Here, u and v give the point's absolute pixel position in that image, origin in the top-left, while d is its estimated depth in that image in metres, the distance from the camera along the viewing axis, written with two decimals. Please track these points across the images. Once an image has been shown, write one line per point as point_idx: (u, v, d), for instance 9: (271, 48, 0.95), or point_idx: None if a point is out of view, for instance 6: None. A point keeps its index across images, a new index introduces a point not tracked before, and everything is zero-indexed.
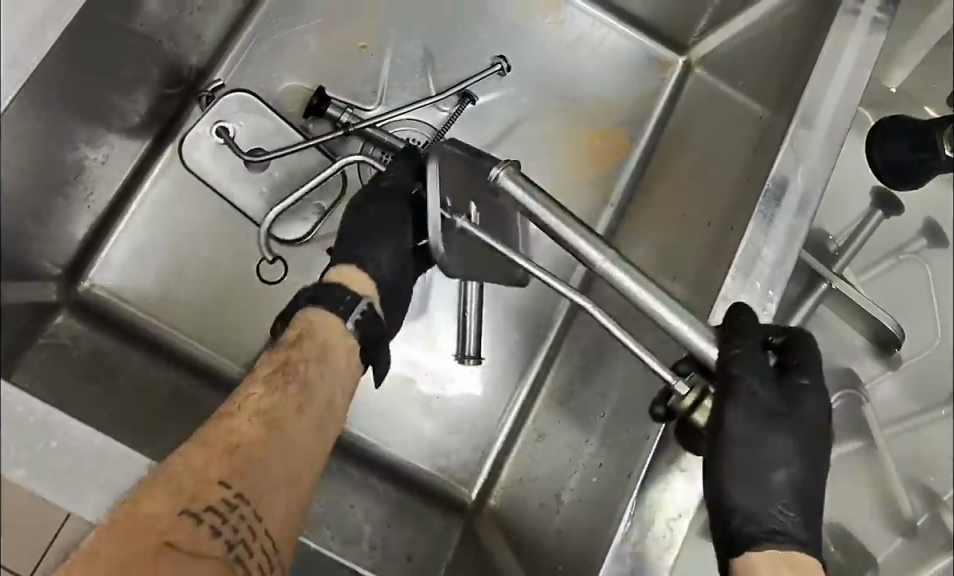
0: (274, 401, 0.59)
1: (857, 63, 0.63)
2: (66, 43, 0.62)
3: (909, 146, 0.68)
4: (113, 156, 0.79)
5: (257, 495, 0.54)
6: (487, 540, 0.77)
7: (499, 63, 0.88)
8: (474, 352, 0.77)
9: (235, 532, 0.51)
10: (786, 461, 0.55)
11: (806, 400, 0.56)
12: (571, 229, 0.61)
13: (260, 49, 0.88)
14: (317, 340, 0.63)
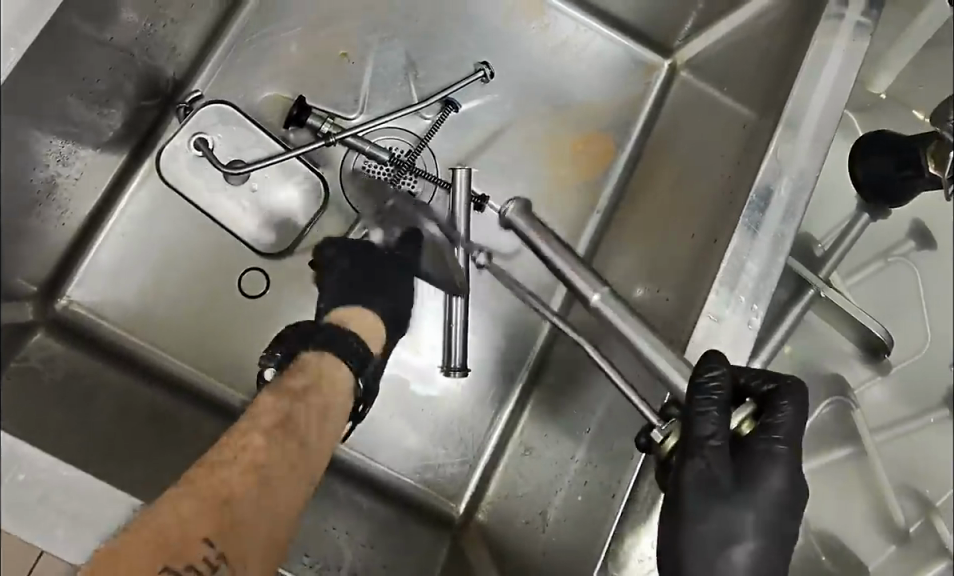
0: (268, 453, 0.57)
1: (841, 69, 0.62)
2: (32, 58, 0.60)
3: (892, 163, 0.70)
4: (89, 171, 0.77)
5: (239, 555, 0.53)
6: (474, 556, 0.75)
7: (483, 70, 0.86)
8: (459, 364, 0.77)
9: None
10: (743, 537, 0.53)
11: (772, 472, 0.54)
12: (568, 266, 0.67)
13: (239, 59, 0.86)
14: (314, 387, 0.62)
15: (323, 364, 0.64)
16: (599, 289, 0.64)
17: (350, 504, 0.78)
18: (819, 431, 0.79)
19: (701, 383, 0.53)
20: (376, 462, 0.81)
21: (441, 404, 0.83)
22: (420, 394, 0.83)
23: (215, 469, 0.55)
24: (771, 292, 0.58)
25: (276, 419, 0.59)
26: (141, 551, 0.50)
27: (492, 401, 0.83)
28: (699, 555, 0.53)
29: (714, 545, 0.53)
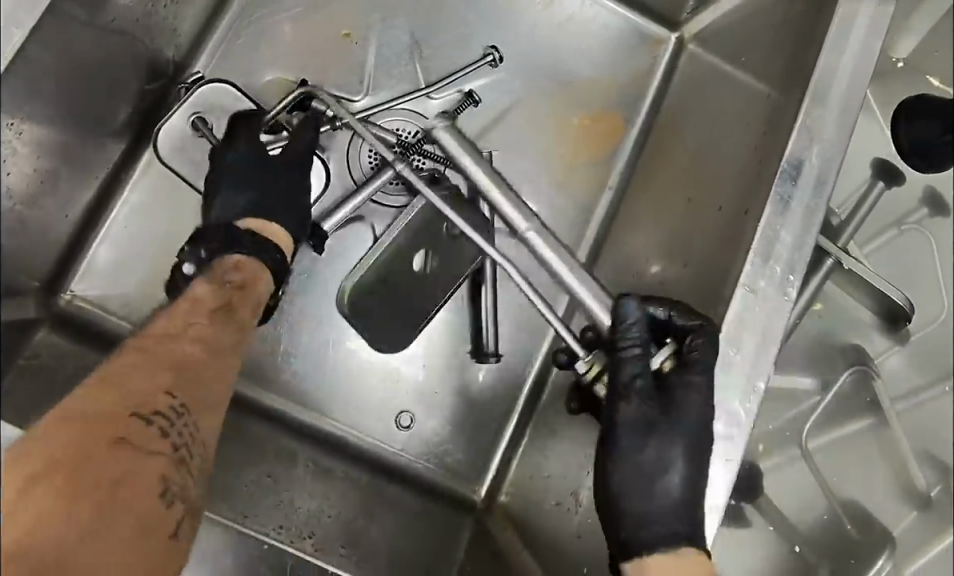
0: (209, 330, 0.57)
1: (867, 37, 0.61)
2: (35, 40, 0.57)
3: (941, 127, 0.69)
4: (90, 161, 0.74)
5: (197, 409, 0.53)
6: (502, 538, 0.75)
7: (491, 53, 0.84)
8: (493, 349, 0.78)
9: (181, 438, 0.51)
10: (672, 466, 0.56)
11: (689, 401, 0.57)
12: (505, 196, 0.68)
13: (238, 42, 0.83)
14: (242, 279, 0.61)
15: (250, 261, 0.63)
16: (532, 222, 0.66)
17: (374, 492, 0.76)
18: (838, 403, 0.78)
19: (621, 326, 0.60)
20: (398, 448, 0.80)
21: (461, 386, 0.82)
22: (438, 377, 0.81)
23: (162, 339, 0.54)
24: (806, 260, 0.58)
25: (219, 303, 0.59)
26: (107, 401, 0.48)
27: (510, 380, 0.82)
28: (629, 482, 0.58)
29: (635, 479, 0.58)
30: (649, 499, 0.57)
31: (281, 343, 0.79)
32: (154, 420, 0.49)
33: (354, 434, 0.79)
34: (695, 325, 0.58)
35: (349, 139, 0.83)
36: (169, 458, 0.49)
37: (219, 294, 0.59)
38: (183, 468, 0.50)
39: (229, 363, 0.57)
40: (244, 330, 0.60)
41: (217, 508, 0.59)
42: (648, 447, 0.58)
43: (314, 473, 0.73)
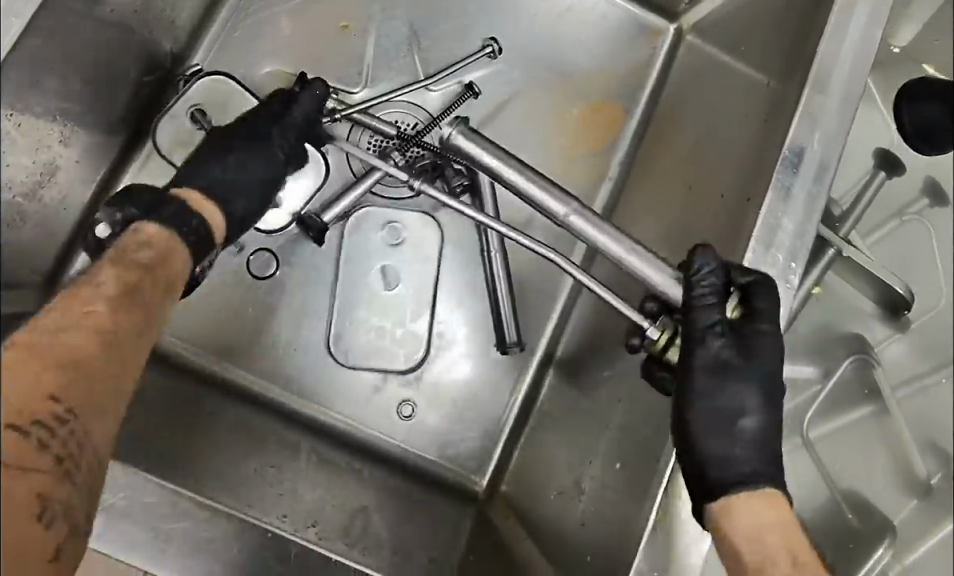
0: (117, 319, 0.47)
1: (868, 25, 0.61)
2: (36, 31, 0.57)
3: (943, 109, 0.70)
4: (89, 153, 0.74)
5: (92, 415, 0.44)
6: (503, 526, 0.75)
7: (490, 45, 0.85)
8: (515, 339, 0.79)
9: (66, 448, 0.42)
10: (750, 410, 0.55)
11: (762, 345, 0.56)
12: (528, 179, 0.64)
13: (236, 34, 0.83)
14: (155, 261, 0.53)
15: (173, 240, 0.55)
16: (570, 205, 0.63)
17: (377, 483, 0.76)
18: (838, 393, 0.79)
19: (692, 281, 0.56)
20: (400, 439, 0.80)
21: (461, 377, 0.82)
22: (440, 368, 0.82)
23: (57, 327, 0.44)
24: (808, 246, 0.58)
25: (120, 287, 0.48)
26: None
27: (511, 371, 0.82)
28: (709, 429, 0.54)
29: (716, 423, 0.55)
30: (731, 443, 0.54)
31: (282, 336, 0.80)
32: (31, 432, 0.40)
33: (353, 426, 0.80)
34: (757, 275, 0.56)
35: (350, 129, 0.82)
36: (46, 474, 0.41)
37: (129, 272, 0.50)
38: (63, 481, 0.43)
39: (139, 355, 0.49)
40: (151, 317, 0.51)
41: (221, 498, 0.59)
42: (728, 392, 0.55)
43: (317, 464, 0.73)
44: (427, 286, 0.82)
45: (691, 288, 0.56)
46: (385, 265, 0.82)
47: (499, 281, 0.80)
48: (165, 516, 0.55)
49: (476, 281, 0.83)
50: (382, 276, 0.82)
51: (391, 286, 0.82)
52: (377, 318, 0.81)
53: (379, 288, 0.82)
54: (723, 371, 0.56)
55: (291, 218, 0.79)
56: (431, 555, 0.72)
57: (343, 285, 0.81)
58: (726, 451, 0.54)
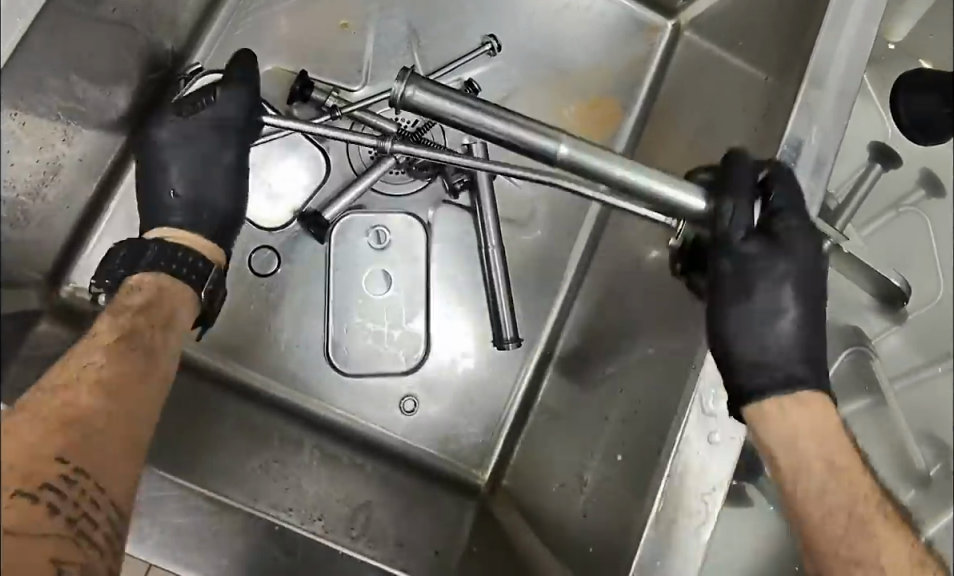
0: (115, 372, 0.51)
1: (865, 19, 0.61)
2: (38, 31, 0.57)
3: (940, 100, 0.74)
4: (90, 152, 0.74)
5: (110, 470, 0.48)
6: (505, 519, 0.76)
7: (489, 42, 0.85)
8: (511, 335, 0.79)
9: (78, 505, 0.45)
10: (784, 308, 0.57)
11: (794, 244, 0.57)
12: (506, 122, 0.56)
13: (236, 33, 0.84)
14: (152, 304, 0.57)
15: (167, 276, 0.59)
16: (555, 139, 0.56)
17: (379, 478, 0.77)
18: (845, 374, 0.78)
19: (724, 184, 0.55)
20: (402, 434, 0.81)
21: (463, 372, 0.82)
22: (442, 363, 0.82)
23: (60, 391, 0.48)
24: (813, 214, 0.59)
25: (116, 336, 0.53)
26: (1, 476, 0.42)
27: (512, 367, 0.83)
28: (743, 329, 0.57)
29: (754, 316, 0.57)
30: (769, 335, 0.56)
31: (284, 333, 0.80)
32: (43, 493, 0.43)
33: (355, 421, 0.80)
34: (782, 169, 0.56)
35: (350, 127, 0.84)
36: (61, 530, 0.44)
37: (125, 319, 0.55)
38: (81, 546, 0.45)
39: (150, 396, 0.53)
40: (155, 354, 0.55)
41: (227, 492, 0.59)
42: (767, 282, 0.57)
43: (320, 459, 0.74)
44: (420, 289, 0.83)
45: (729, 178, 0.55)
46: (382, 266, 0.82)
47: (499, 276, 0.80)
48: (171, 512, 0.56)
49: (476, 275, 0.84)
50: (376, 279, 0.82)
51: (382, 289, 0.82)
52: (374, 322, 0.82)
53: (370, 292, 0.82)
54: (760, 264, 0.56)
55: (294, 215, 0.81)
56: (435, 548, 0.72)
57: (335, 291, 0.81)
58: (762, 347, 0.56)
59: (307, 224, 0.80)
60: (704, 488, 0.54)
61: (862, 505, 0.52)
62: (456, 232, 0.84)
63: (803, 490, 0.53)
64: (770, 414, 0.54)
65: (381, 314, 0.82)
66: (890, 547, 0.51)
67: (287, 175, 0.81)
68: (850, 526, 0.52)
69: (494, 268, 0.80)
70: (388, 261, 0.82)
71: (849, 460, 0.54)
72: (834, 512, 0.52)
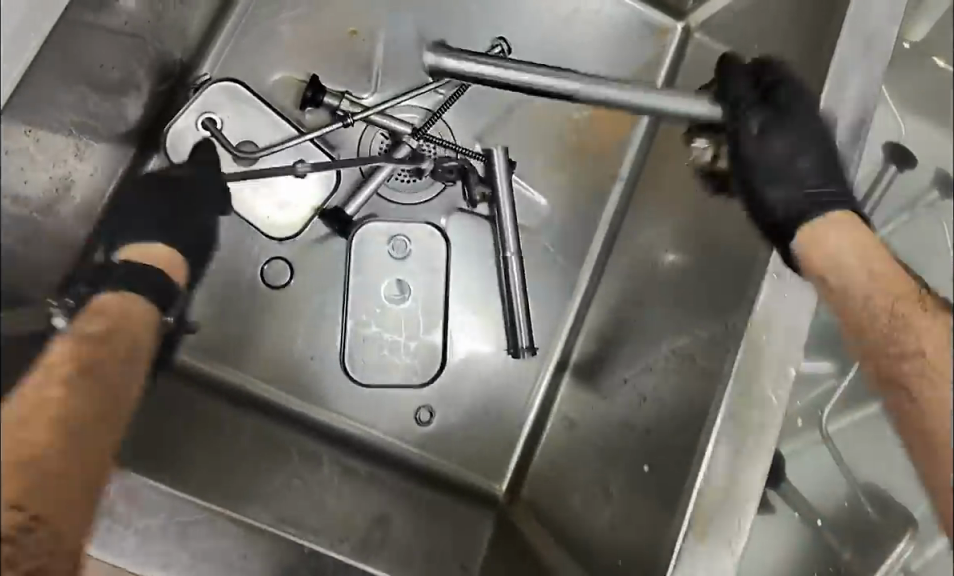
0: (80, 396, 0.48)
1: (886, 21, 0.60)
2: (52, 48, 0.56)
3: None
4: (102, 166, 0.73)
5: (50, 521, 0.42)
6: (526, 530, 0.75)
7: (499, 44, 0.84)
8: (527, 343, 0.78)
9: (43, 548, 0.41)
10: (799, 152, 0.54)
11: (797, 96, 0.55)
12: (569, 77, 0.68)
13: (245, 42, 0.82)
14: (125, 318, 0.56)
15: (129, 295, 0.58)
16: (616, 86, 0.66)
17: (398, 492, 0.76)
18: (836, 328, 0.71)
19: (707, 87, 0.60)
20: (419, 444, 0.80)
21: (479, 379, 0.82)
22: (458, 370, 0.82)
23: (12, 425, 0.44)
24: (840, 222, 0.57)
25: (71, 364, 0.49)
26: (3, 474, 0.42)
27: (529, 375, 0.83)
28: (776, 186, 0.54)
29: (772, 180, 0.54)
30: (798, 180, 0.54)
31: (302, 344, 0.79)
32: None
33: (370, 432, 0.80)
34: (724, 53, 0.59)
35: (364, 128, 0.83)
36: None
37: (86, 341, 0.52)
38: None
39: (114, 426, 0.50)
40: (124, 373, 0.53)
41: (253, 514, 0.59)
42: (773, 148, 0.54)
43: (341, 474, 0.74)
44: (436, 299, 0.82)
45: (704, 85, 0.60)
46: (397, 276, 0.82)
47: (515, 282, 0.79)
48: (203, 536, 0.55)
49: (491, 285, 0.83)
50: (392, 289, 0.82)
51: (399, 301, 0.82)
52: (390, 331, 0.81)
53: (388, 304, 0.81)
54: (772, 122, 0.54)
55: (315, 213, 0.80)
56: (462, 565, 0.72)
57: (348, 302, 0.80)
58: (787, 194, 0.54)
59: (329, 220, 0.79)
60: (736, 499, 0.54)
61: (907, 301, 0.48)
62: (471, 243, 0.83)
63: (852, 302, 0.49)
64: (819, 227, 0.52)
65: (397, 324, 0.81)
66: (932, 337, 0.46)
67: (295, 187, 0.80)
68: (888, 325, 0.47)
69: (513, 278, 0.79)
70: (404, 269, 0.82)
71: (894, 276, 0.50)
72: (874, 309, 0.48)
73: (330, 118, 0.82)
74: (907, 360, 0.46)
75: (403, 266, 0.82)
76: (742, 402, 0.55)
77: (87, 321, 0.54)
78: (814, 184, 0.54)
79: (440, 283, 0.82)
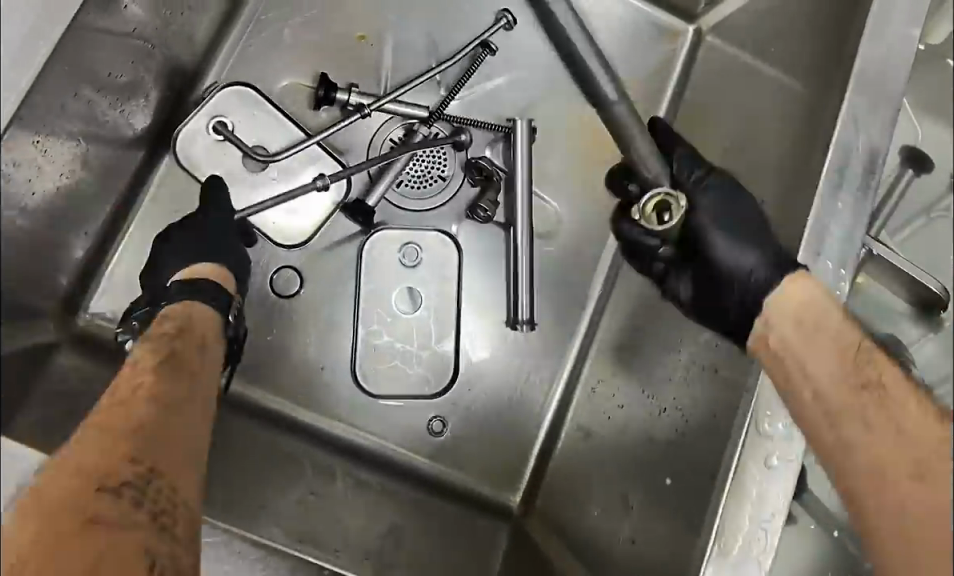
0: (168, 381, 0.53)
1: (908, 25, 0.59)
2: (59, 58, 0.54)
3: None
4: (107, 175, 0.71)
5: (165, 475, 0.47)
6: (542, 543, 0.74)
7: (504, 16, 0.82)
8: (527, 317, 0.79)
9: (159, 499, 0.46)
10: (740, 249, 0.55)
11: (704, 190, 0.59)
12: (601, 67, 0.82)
13: (252, 48, 0.81)
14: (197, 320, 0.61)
15: (181, 303, 0.61)
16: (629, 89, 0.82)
17: (410, 505, 0.75)
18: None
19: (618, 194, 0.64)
20: (431, 456, 0.79)
21: (492, 388, 0.81)
22: (470, 379, 0.80)
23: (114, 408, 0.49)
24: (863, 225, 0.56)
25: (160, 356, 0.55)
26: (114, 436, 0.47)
27: (543, 384, 0.81)
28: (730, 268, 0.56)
29: (713, 277, 0.57)
30: (738, 272, 0.55)
31: (312, 355, 0.78)
32: (124, 494, 0.44)
33: (382, 443, 0.78)
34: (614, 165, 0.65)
35: (386, 118, 0.82)
36: (148, 524, 0.44)
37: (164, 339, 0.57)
38: (169, 525, 0.45)
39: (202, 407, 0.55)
40: (202, 364, 0.58)
41: (267, 534, 0.58)
42: (715, 241, 0.57)
43: (353, 488, 0.73)
44: (449, 308, 0.81)
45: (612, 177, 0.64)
46: (407, 286, 0.81)
47: (524, 291, 0.79)
48: None
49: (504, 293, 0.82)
50: (404, 298, 0.81)
51: (410, 310, 0.80)
52: (400, 338, 0.80)
53: (398, 313, 0.80)
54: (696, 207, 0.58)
55: (338, 207, 0.79)
56: None
57: (359, 312, 0.79)
58: (736, 284, 0.55)
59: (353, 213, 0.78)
60: (766, 514, 0.52)
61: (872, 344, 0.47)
62: (482, 251, 0.82)
63: (812, 347, 0.48)
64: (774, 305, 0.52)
65: (407, 332, 0.80)
66: (890, 376, 0.45)
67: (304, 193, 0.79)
68: (845, 361, 0.46)
69: (522, 287, 0.78)
70: (414, 278, 0.81)
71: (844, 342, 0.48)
72: (833, 348, 0.47)
73: (344, 113, 0.81)
74: (864, 389, 0.44)
75: (414, 274, 0.81)
76: (767, 414, 0.54)
77: (157, 326, 0.58)
78: (756, 274, 0.54)
79: (452, 292, 0.81)
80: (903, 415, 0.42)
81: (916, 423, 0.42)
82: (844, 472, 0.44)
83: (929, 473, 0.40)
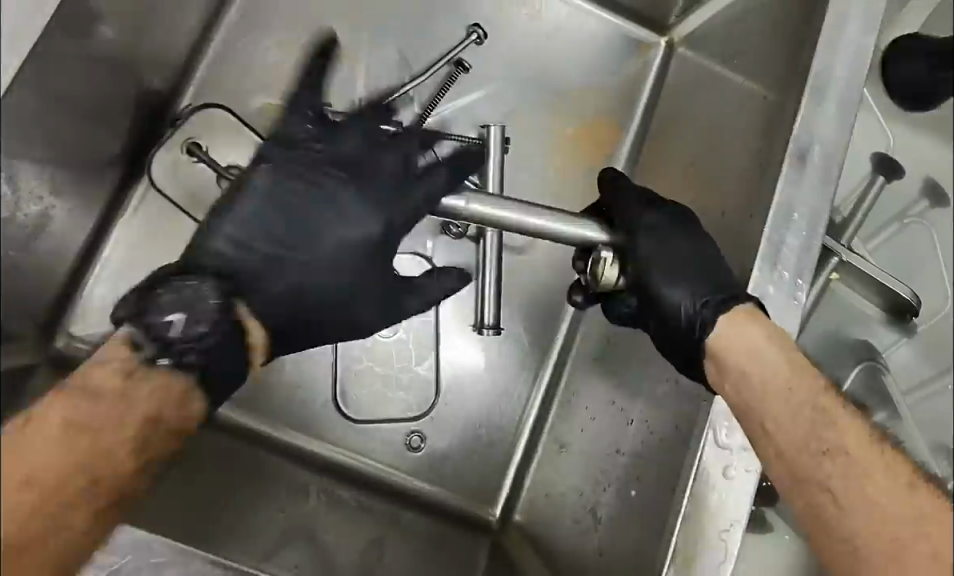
0: (91, 466, 0.47)
1: (861, 34, 0.59)
2: (21, 89, 0.56)
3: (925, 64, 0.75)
4: (80, 201, 0.73)
5: None
6: (519, 557, 0.74)
7: (476, 32, 0.84)
8: (490, 322, 0.77)
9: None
10: (681, 278, 0.57)
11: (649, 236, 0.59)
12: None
13: (227, 70, 0.82)
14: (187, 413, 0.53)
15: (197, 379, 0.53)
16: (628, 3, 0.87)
17: (386, 521, 0.76)
18: (826, 353, 0.78)
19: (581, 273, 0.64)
20: (408, 471, 0.80)
21: (469, 401, 0.81)
22: (447, 392, 0.81)
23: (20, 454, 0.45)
24: (821, 231, 0.57)
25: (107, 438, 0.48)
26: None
27: (522, 394, 0.82)
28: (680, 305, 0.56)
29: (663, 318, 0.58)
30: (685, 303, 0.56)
31: (287, 374, 0.78)
32: None
33: (362, 461, 0.79)
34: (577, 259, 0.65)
35: None
36: None
37: (131, 417, 0.49)
38: None
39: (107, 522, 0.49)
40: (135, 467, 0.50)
41: (234, 556, 0.58)
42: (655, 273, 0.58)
43: (327, 504, 0.74)
44: (426, 323, 0.81)
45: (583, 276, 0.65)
46: None
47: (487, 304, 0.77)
48: None
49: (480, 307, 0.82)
50: None
51: (388, 332, 0.80)
52: (375, 354, 0.80)
53: (377, 336, 0.80)
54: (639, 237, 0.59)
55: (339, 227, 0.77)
56: None
57: (340, 337, 0.79)
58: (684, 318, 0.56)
59: None
60: (723, 524, 0.52)
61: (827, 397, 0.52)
62: (457, 267, 0.82)
63: (769, 399, 0.52)
64: (728, 343, 0.53)
65: (382, 350, 0.80)
66: (852, 439, 0.50)
67: None
68: (809, 421, 0.51)
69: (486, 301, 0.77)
70: None
71: (800, 395, 0.52)
72: (792, 408, 0.51)
73: None
74: (827, 454, 0.50)
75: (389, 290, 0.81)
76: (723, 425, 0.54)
77: (145, 373, 0.51)
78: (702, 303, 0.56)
79: (423, 306, 0.81)
80: (874, 488, 0.48)
81: (888, 499, 0.48)
82: (827, 529, 0.49)
83: (902, 553, 0.46)
